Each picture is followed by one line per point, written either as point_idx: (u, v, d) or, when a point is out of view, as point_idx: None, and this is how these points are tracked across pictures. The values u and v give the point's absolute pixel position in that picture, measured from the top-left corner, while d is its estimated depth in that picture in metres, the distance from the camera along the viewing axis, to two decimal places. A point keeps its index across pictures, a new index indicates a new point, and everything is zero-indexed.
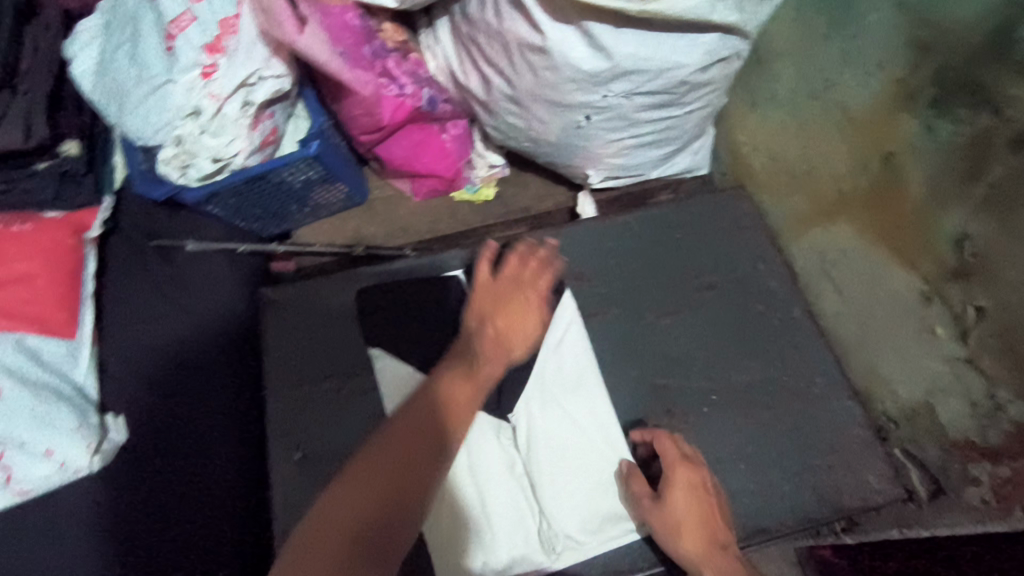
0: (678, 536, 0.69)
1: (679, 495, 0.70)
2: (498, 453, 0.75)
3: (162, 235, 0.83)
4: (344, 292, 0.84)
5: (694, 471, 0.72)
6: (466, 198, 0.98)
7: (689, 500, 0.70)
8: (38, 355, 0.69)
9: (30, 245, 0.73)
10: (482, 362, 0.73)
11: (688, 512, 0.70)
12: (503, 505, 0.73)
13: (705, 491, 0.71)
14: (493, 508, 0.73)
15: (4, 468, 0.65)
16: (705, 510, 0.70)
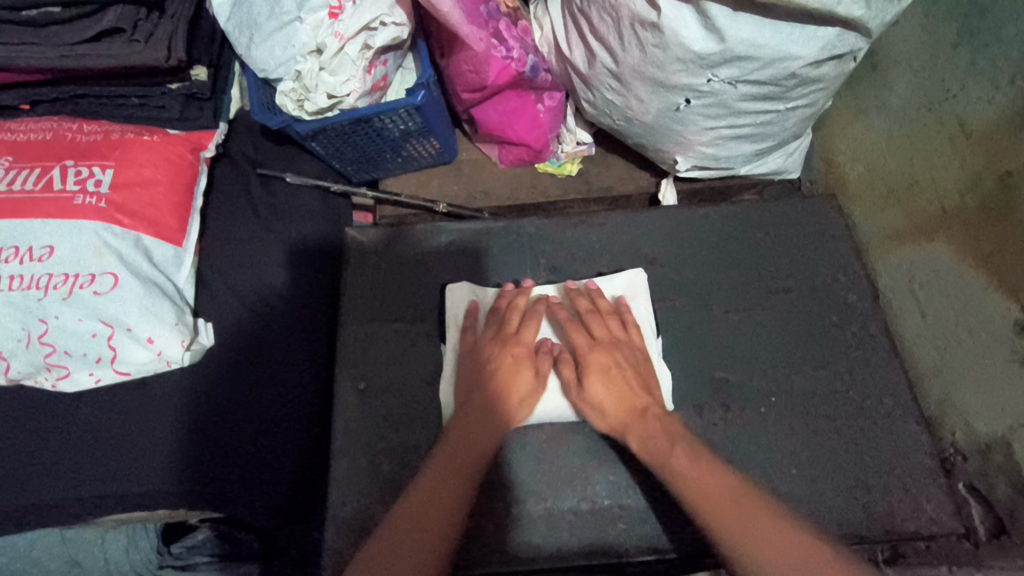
0: (601, 401, 0.73)
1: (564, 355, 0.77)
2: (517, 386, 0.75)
3: (267, 165, 0.90)
4: (422, 242, 0.88)
5: (603, 351, 0.77)
6: (549, 170, 0.99)
7: (591, 379, 0.74)
8: (152, 253, 0.73)
9: (156, 153, 0.77)
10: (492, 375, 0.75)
11: (589, 407, 0.74)
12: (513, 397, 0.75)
13: (615, 382, 0.74)
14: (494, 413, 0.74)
15: (112, 347, 0.69)
16: (619, 382, 0.74)
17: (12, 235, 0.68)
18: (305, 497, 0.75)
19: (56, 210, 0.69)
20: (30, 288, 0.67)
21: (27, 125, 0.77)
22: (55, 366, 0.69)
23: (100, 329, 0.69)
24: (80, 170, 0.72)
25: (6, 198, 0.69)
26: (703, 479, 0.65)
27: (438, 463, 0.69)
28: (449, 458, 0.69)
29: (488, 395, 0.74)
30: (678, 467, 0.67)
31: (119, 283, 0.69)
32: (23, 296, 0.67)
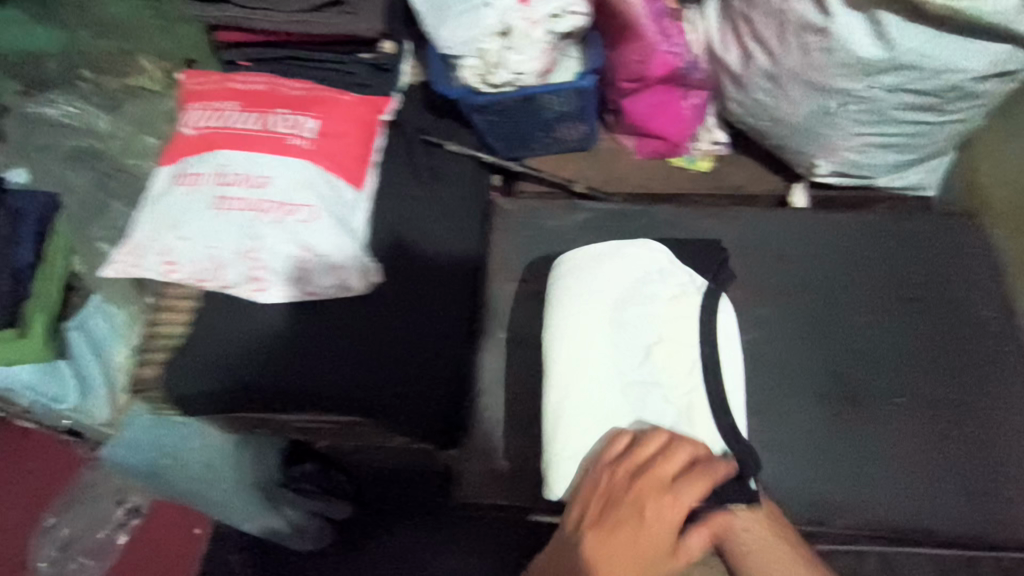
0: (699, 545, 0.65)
1: (615, 508, 0.63)
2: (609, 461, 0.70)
3: (428, 132, 1.00)
4: (563, 216, 0.96)
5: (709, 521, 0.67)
6: (682, 165, 1.04)
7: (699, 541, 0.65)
8: (340, 194, 0.84)
9: (351, 111, 0.89)
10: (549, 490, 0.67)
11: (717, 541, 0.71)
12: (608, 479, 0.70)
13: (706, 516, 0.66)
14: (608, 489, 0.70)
15: (304, 269, 0.81)
16: (709, 527, 0.66)
17: (239, 162, 0.81)
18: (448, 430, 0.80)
19: (275, 148, 0.82)
20: (249, 210, 0.80)
21: (246, 77, 0.90)
22: (256, 278, 0.81)
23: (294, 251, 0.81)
24: (294, 117, 0.85)
25: (236, 132, 0.82)
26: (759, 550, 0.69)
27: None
28: None
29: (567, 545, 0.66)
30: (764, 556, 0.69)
31: (318, 214, 0.81)
32: (243, 216, 0.79)
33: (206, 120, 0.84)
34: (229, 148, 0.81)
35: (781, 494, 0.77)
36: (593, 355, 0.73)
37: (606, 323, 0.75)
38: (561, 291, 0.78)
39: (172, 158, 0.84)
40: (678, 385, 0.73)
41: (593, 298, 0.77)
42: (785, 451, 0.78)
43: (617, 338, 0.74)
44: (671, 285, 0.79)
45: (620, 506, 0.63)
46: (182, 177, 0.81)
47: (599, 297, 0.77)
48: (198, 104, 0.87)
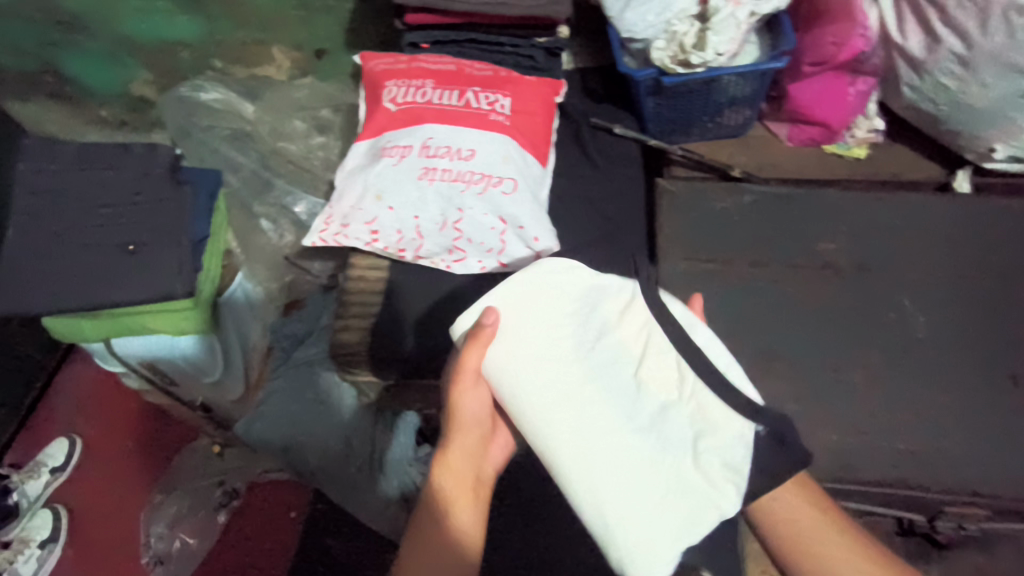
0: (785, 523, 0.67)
1: (456, 447, 0.62)
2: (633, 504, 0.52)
3: (594, 116, 1.03)
4: (730, 198, 0.98)
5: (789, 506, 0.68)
6: (837, 152, 1.05)
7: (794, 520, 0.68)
8: (534, 171, 0.87)
9: (537, 91, 0.92)
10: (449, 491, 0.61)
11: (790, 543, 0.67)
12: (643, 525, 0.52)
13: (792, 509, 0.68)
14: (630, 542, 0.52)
15: (502, 241, 0.82)
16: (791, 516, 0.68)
17: (444, 136, 0.83)
18: None
19: (477, 123, 0.85)
20: (455, 181, 0.82)
21: (433, 57, 0.93)
22: (457, 249, 0.82)
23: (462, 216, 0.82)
24: (489, 95, 0.87)
25: (439, 108, 0.85)
26: (812, 526, 0.68)
27: None
28: None
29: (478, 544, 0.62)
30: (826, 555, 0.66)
31: (519, 188, 0.83)
32: (449, 187, 0.82)
33: (406, 97, 0.87)
34: (434, 122, 0.84)
35: (977, 466, 0.79)
36: (534, 408, 0.53)
37: (579, 367, 0.54)
38: (488, 372, 0.55)
39: (371, 132, 0.87)
40: (677, 406, 0.57)
41: (518, 340, 0.54)
42: (973, 429, 0.81)
43: (538, 368, 0.53)
44: (598, 298, 0.58)
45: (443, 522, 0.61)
46: (387, 149, 0.84)
47: (559, 341, 0.54)
48: (394, 80, 0.90)
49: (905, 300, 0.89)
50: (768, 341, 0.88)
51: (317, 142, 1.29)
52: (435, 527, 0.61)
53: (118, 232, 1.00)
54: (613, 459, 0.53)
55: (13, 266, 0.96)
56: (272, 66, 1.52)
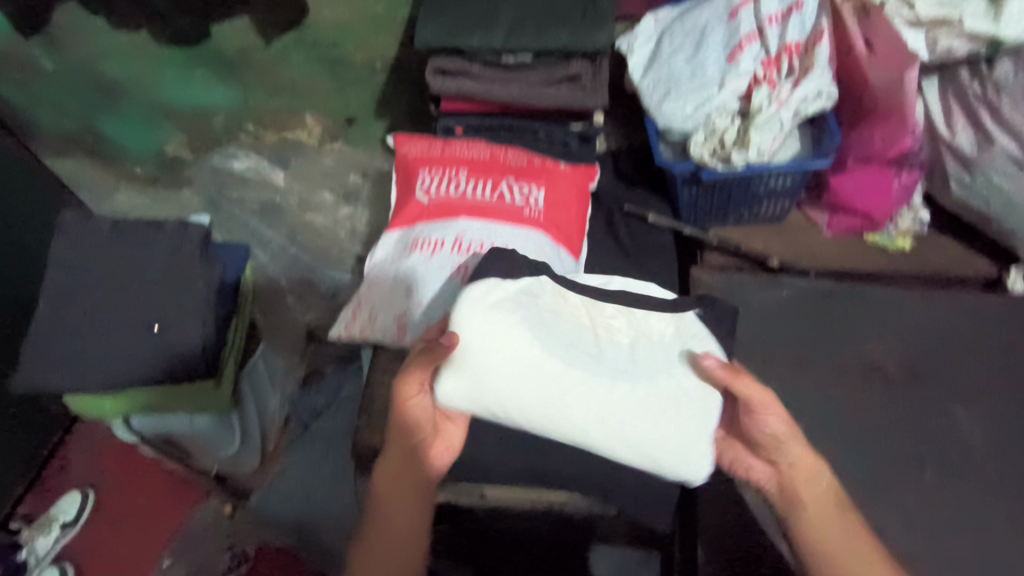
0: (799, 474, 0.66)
1: (385, 469, 0.70)
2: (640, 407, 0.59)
3: (626, 202, 1.01)
4: (768, 292, 0.94)
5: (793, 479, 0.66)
6: (880, 242, 1.01)
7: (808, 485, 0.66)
8: (566, 267, 0.85)
9: (572, 182, 0.91)
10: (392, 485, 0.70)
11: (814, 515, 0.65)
12: (652, 429, 0.59)
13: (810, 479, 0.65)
14: (664, 426, 0.59)
15: None
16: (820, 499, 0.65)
17: (475, 232, 0.82)
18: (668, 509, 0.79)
19: (510, 218, 0.84)
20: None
21: (466, 144, 0.92)
22: None
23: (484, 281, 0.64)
24: (523, 188, 0.87)
25: (474, 202, 0.85)
26: (805, 484, 0.65)
27: None
28: None
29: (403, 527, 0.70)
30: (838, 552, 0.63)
31: None
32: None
33: (440, 187, 0.88)
34: (468, 217, 0.84)
35: None
36: (528, 412, 0.58)
37: (534, 350, 0.60)
38: (459, 384, 0.58)
39: (405, 222, 0.87)
40: (641, 349, 0.64)
41: (488, 372, 0.58)
42: None
43: (522, 380, 0.58)
44: (529, 298, 0.65)
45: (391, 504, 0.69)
46: (419, 243, 0.83)
47: (525, 350, 0.60)
48: (429, 170, 0.90)
49: (960, 411, 0.83)
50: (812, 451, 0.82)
51: (345, 213, 1.29)
52: (383, 559, 0.68)
53: (140, 309, 0.99)
54: (588, 379, 0.59)
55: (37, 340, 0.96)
56: (304, 131, 1.54)
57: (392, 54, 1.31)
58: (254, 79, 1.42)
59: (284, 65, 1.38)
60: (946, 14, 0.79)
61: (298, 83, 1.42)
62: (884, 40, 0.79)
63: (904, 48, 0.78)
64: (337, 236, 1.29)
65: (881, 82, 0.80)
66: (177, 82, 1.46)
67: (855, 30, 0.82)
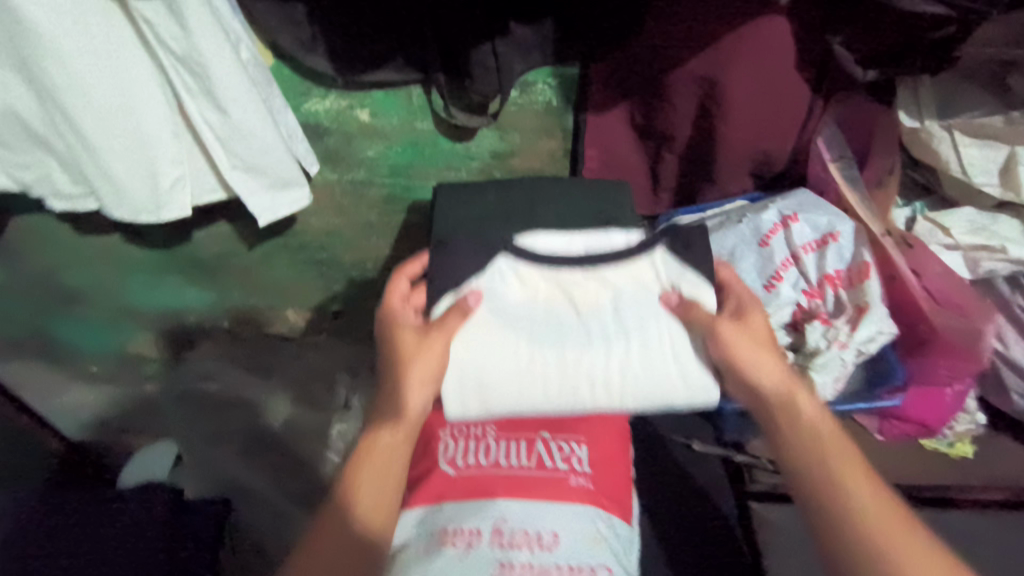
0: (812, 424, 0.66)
1: (382, 411, 0.71)
2: (643, 360, 0.71)
3: (667, 429, 0.91)
4: None
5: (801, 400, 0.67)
6: (938, 447, 0.94)
7: (839, 444, 0.65)
8: (624, 539, 0.73)
9: (611, 424, 0.82)
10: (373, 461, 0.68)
11: (798, 442, 0.66)
12: (662, 353, 0.71)
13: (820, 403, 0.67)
14: (633, 378, 0.70)
15: None
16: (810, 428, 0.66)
17: (520, 516, 0.71)
18: None
19: (556, 492, 0.73)
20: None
21: None
22: None
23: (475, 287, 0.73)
24: (562, 446, 0.78)
25: (509, 475, 0.75)
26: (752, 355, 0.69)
27: (843, 468, 0.64)
28: (891, 536, 0.59)
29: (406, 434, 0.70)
30: (848, 467, 0.64)
31: None
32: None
33: (466, 454, 0.78)
34: (507, 496, 0.73)
35: None
36: (509, 399, 0.70)
37: (514, 342, 0.72)
38: (448, 384, 0.71)
39: (427, 503, 0.74)
40: (624, 300, 0.73)
41: (487, 372, 0.71)
42: None
43: (509, 361, 0.71)
44: (494, 290, 0.74)
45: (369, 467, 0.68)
46: (452, 536, 0.69)
47: (515, 354, 0.71)
48: (451, 431, 0.81)
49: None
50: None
51: None
52: (365, 462, 0.68)
53: None
54: (570, 343, 0.72)
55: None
56: (285, 326, 1.41)
57: (386, 255, 1.24)
58: (233, 280, 1.32)
59: (267, 266, 1.29)
60: (985, 241, 0.79)
61: (282, 283, 1.32)
62: (936, 280, 0.80)
63: (968, 293, 0.78)
64: None
65: (950, 328, 0.79)
66: (145, 286, 1.33)
67: (901, 262, 0.81)
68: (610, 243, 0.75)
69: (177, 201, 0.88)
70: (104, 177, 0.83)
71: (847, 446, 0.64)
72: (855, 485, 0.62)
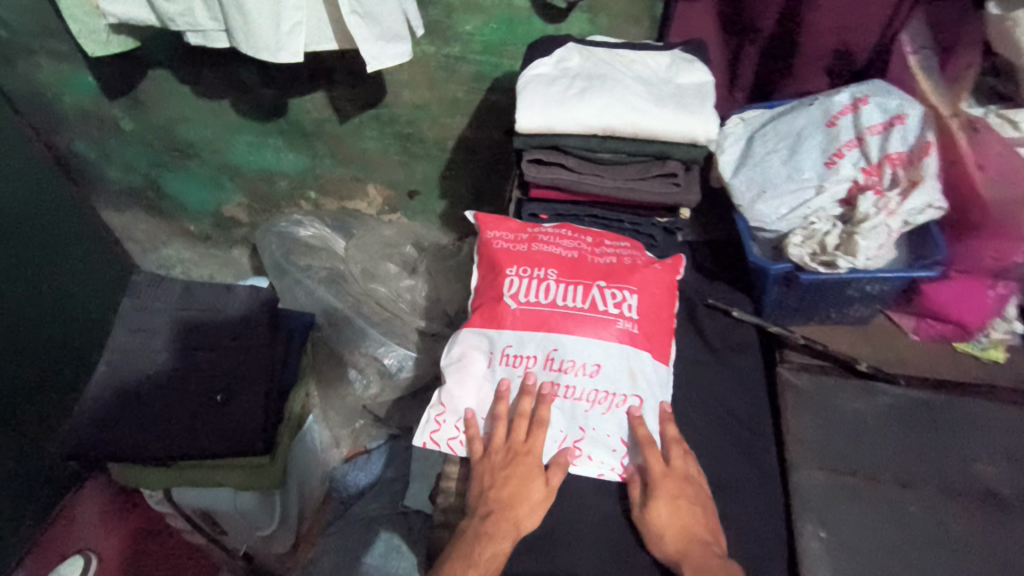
0: (656, 527, 0.71)
1: (494, 517, 0.72)
2: (668, 112, 0.84)
3: (713, 298, 0.99)
4: (864, 400, 0.91)
5: (681, 470, 0.75)
6: (971, 352, 0.98)
7: (671, 475, 0.74)
8: (662, 373, 0.83)
9: (660, 277, 0.88)
10: (496, 512, 0.72)
11: (674, 514, 0.71)
12: (670, 126, 0.84)
13: (676, 466, 0.76)
14: (669, 111, 0.85)
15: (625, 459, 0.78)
16: (685, 516, 0.71)
17: (572, 349, 0.80)
18: None
19: (604, 330, 0.81)
20: (584, 401, 0.79)
21: (553, 239, 0.90)
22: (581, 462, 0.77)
23: (533, 370, 0.81)
24: (615, 293, 0.84)
25: (564, 312, 0.82)
26: (674, 523, 0.71)
27: (679, 471, 0.75)
28: (694, 540, 0.70)
29: (541, 491, 0.74)
30: (677, 505, 0.72)
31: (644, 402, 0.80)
32: (574, 403, 0.79)
33: (528, 292, 0.84)
34: (563, 331, 0.81)
35: None
36: (567, 123, 0.85)
37: (572, 91, 0.87)
38: (525, 110, 0.86)
39: (490, 326, 0.83)
40: (646, 69, 0.91)
41: (553, 115, 0.85)
42: None
43: (558, 102, 0.86)
44: (562, 62, 0.93)
45: (497, 506, 0.73)
46: (512, 360, 0.81)
47: (575, 93, 0.87)
48: (517, 269, 0.86)
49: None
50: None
51: (406, 284, 1.26)
52: (495, 499, 0.73)
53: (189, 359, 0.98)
54: (619, 81, 0.88)
55: (92, 400, 0.94)
56: (364, 201, 1.54)
57: (465, 135, 1.34)
58: (325, 149, 1.44)
59: (357, 137, 1.39)
60: None
61: (369, 154, 1.43)
62: (994, 159, 0.82)
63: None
64: (397, 308, 1.23)
65: (998, 200, 0.83)
66: (249, 148, 1.47)
67: (965, 145, 0.84)
68: (656, 63, 0.92)
69: (292, 46, 0.99)
70: (236, 13, 0.95)
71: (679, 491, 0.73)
72: (673, 487, 0.73)
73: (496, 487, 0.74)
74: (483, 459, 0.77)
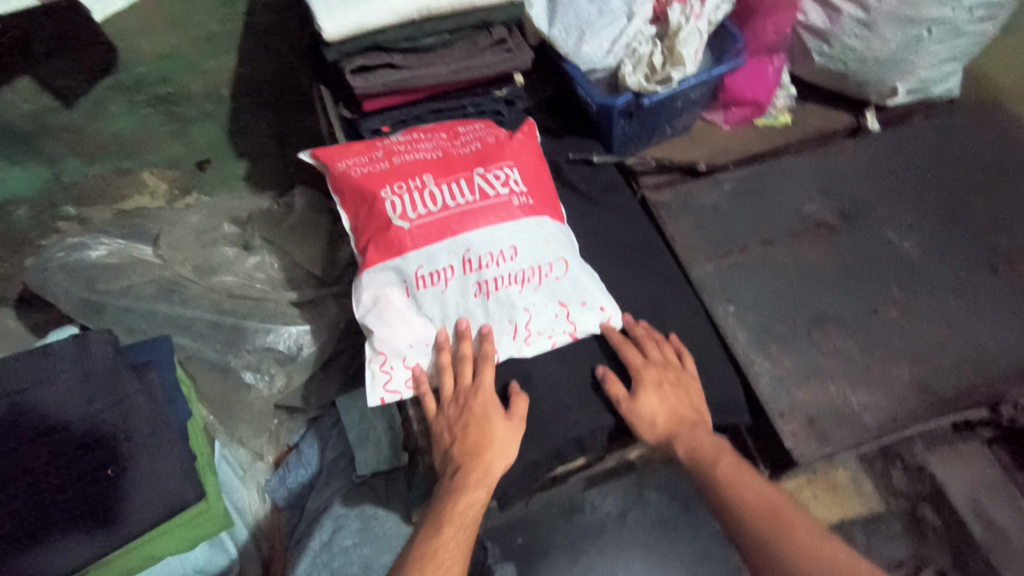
0: (648, 416, 0.76)
1: (463, 469, 0.71)
2: None
3: (570, 152, 1.03)
4: (715, 190, 1.04)
5: (659, 359, 0.80)
6: (768, 123, 1.16)
7: (652, 364, 0.79)
8: (569, 234, 0.86)
9: (528, 145, 0.88)
10: (466, 466, 0.72)
11: (662, 399, 0.77)
12: None
13: (653, 355, 0.80)
14: None
15: (571, 321, 0.81)
16: (672, 401, 0.77)
17: (483, 241, 0.79)
18: (733, 389, 0.86)
19: (504, 212, 0.80)
20: (515, 285, 0.80)
21: (411, 146, 0.85)
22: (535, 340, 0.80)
23: (463, 313, 0.79)
24: (497, 174, 0.83)
25: (459, 209, 0.79)
26: (663, 407, 0.77)
27: (658, 362, 0.80)
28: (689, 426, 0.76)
29: (506, 422, 0.74)
30: (665, 394, 0.77)
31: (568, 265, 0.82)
32: (507, 293, 0.79)
33: (415, 206, 0.79)
34: (467, 230, 0.79)
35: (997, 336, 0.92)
36: (378, 17, 0.78)
37: None
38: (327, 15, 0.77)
39: (392, 254, 0.78)
40: None
41: (361, 12, 0.78)
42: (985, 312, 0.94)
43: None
44: None
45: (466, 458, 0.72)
46: (428, 279, 0.78)
47: None
48: (391, 187, 0.80)
49: (889, 230, 1.01)
50: (811, 310, 0.94)
51: (253, 263, 1.13)
52: (461, 451, 0.72)
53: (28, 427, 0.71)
54: None
55: None
56: (146, 194, 1.27)
57: (237, 75, 1.14)
58: (65, 147, 1.13)
59: (102, 120, 1.11)
60: None
61: (127, 135, 1.16)
62: None
63: None
64: (255, 290, 1.11)
65: None
66: None
67: None
68: None
69: None
70: None
71: (664, 381, 0.78)
72: (654, 375, 0.78)
73: (462, 437, 0.73)
74: (440, 414, 0.76)
